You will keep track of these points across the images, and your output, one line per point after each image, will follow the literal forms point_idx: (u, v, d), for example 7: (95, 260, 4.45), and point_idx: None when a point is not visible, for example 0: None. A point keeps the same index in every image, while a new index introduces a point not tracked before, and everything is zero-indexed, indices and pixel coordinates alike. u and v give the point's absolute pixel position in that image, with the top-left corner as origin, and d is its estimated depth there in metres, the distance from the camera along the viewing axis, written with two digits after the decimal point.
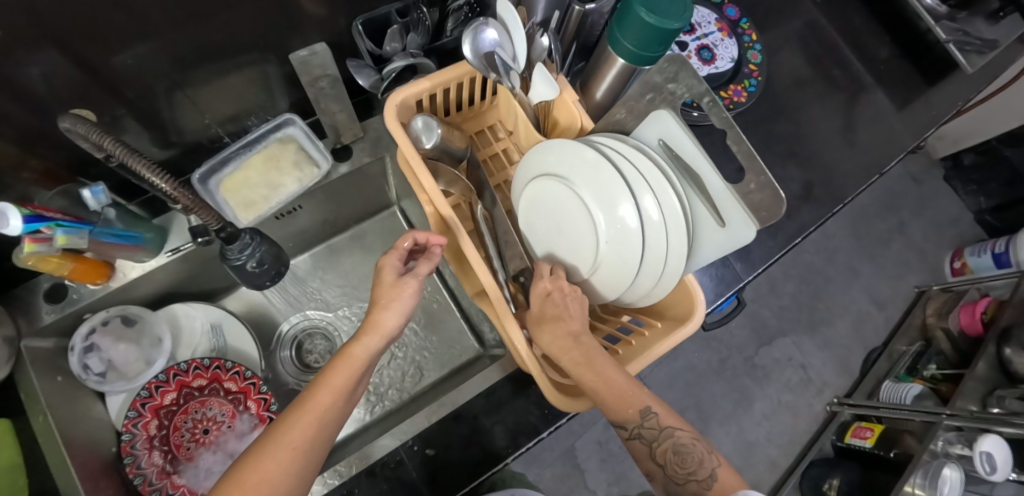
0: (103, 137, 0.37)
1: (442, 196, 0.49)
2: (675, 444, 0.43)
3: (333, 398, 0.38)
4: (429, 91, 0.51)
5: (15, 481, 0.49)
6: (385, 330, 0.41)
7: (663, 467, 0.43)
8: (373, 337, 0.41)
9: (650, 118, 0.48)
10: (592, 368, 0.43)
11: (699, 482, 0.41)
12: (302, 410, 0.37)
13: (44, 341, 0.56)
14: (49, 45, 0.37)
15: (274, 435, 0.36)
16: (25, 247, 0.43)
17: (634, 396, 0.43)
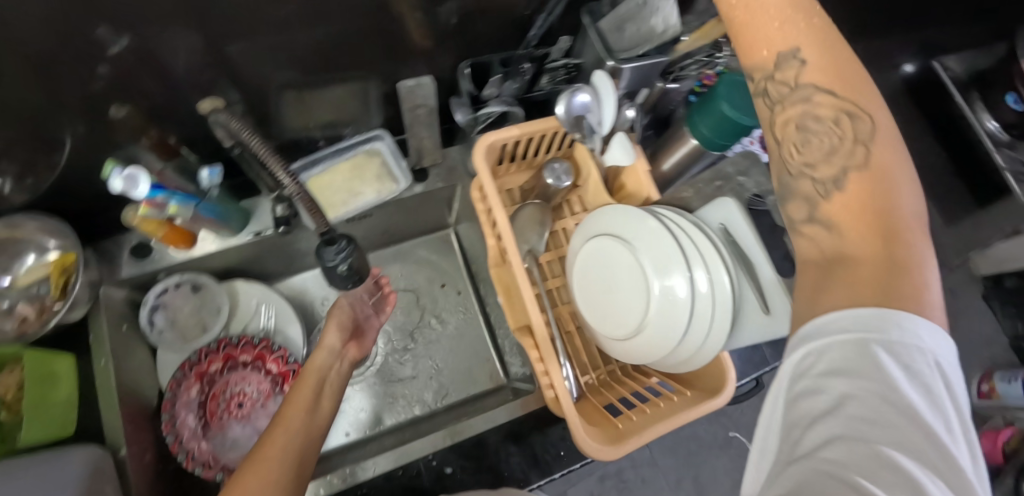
0: (248, 133, 0.45)
1: (511, 235, 0.53)
2: (805, 108, 0.32)
3: (299, 412, 0.49)
4: (516, 137, 0.56)
5: (67, 415, 0.53)
6: (327, 344, 0.57)
7: (783, 140, 0.34)
8: (319, 353, 0.56)
9: (714, 202, 0.53)
10: (777, 3, 0.33)
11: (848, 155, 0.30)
12: (279, 423, 0.47)
13: (119, 291, 0.60)
14: (199, 36, 0.43)
15: (263, 450, 0.44)
16: (141, 209, 0.49)
17: (804, 18, 0.33)
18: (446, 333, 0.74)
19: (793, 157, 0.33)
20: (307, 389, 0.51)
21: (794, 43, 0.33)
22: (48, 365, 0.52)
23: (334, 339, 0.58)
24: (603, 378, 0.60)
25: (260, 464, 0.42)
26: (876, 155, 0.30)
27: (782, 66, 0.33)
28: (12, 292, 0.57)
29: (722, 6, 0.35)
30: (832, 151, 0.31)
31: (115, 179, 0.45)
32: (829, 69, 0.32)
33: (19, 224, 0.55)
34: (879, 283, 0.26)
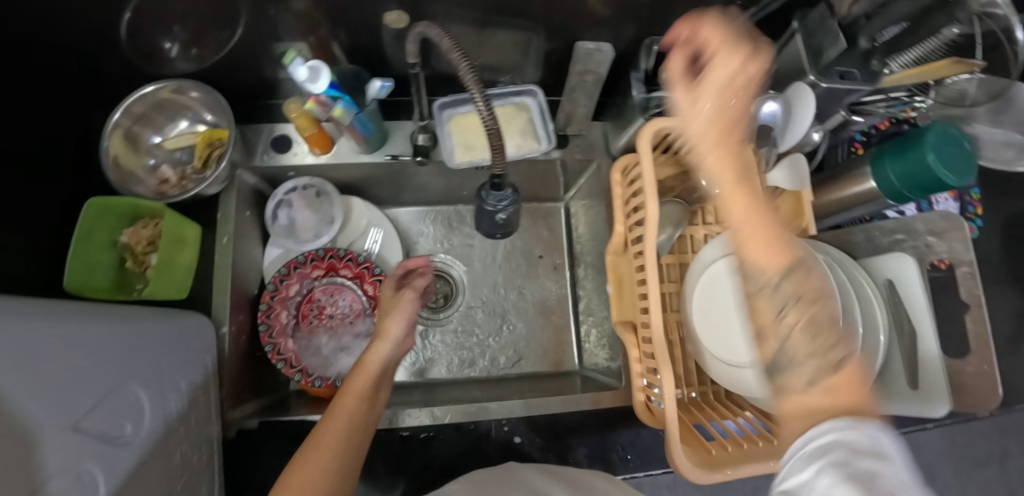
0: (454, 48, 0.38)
1: (656, 229, 0.50)
2: (814, 297, 0.29)
3: (355, 400, 0.48)
4: (684, 129, 0.52)
5: (185, 280, 0.55)
6: (392, 335, 0.53)
7: (791, 326, 0.29)
8: (383, 342, 0.53)
9: (887, 256, 0.48)
10: (751, 205, 0.32)
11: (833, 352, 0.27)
12: (334, 412, 0.46)
13: (250, 177, 0.62)
14: None
15: (320, 437, 0.43)
16: (308, 103, 0.50)
17: (774, 238, 0.31)
18: (531, 305, 0.73)
19: (802, 343, 0.28)
20: (362, 376, 0.50)
21: (791, 253, 0.30)
22: (179, 230, 0.54)
23: (397, 329, 0.54)
24: (693, 396, 0.58)
25: (322, 449, 0.42)
26: (850, 374, 0.27)
27: (794, 274, 0.30)
28: (158, 151, 0.60)
29: (721, 207, 0.33)
30: (801, 302, 0.29)
31: (299, 67, 0.46)
32: (761, 313, 0.30)
33: (184, 91, 0.57)
34: (839, 393, 0.26)
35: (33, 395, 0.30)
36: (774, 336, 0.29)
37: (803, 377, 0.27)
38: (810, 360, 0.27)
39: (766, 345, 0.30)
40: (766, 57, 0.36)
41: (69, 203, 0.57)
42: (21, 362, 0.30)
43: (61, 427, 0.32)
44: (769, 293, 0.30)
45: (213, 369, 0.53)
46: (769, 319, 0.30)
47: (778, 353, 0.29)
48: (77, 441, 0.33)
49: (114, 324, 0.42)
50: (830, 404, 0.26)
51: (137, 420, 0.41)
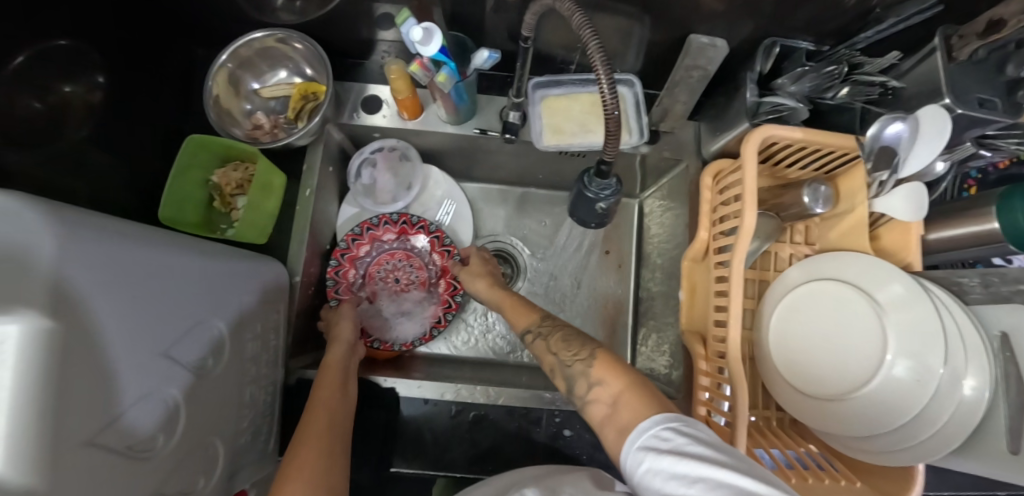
0: (584, 22, 0.36)
1: (748, 241, 0.48)
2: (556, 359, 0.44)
3: (330, 395, 0.46)
4: (793, 141, 0.50)
5: (266, 225, 0.57)
6: (343, 338, 0.55)
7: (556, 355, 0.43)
8: (337, 345, 0.54)
9: (1009, 306, 0.44)
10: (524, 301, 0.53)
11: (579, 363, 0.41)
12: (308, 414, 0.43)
13: (337, 134, 0.63)
14: None
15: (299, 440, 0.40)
16: (412, 66, 0.49)
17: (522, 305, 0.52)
18: (589, 300, 0.72)
19: (564, 356, 0.42)
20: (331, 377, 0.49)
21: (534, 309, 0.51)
22: (268, 176, 0.55)
23: (348, 332, 0.56)
24: (755, 420, 0.56)
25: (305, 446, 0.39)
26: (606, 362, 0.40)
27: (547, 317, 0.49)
28: (256, 98, 0.61)
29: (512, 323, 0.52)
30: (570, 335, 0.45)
31: (415, 27, 0.45)
32: (546, 356, 0.45)
33: (289, 43, 0.57)
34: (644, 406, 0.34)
35: (125, 325, 0.31)
36: (558, 373, 0.43)
37: (586, 384, 0.39)
38: (573, 362, 0.42)
39: (556, 383, 0.43)
40: (769, 129, 0.48)
41: (171, 137, 0.59)
42: (120, 292, 0.30)
43: (147, 357, 0.33)
44: (541, 339, 0.46)
45: (283, 316, 0.55)
46: (550, 357, 0.44)
47: (563, 378, 0.42)
48: (159, 371, 0.34)
49: (207, 257, 0.43)
50: (615, 392, 0.37)
51: (217, 353, 0.42)
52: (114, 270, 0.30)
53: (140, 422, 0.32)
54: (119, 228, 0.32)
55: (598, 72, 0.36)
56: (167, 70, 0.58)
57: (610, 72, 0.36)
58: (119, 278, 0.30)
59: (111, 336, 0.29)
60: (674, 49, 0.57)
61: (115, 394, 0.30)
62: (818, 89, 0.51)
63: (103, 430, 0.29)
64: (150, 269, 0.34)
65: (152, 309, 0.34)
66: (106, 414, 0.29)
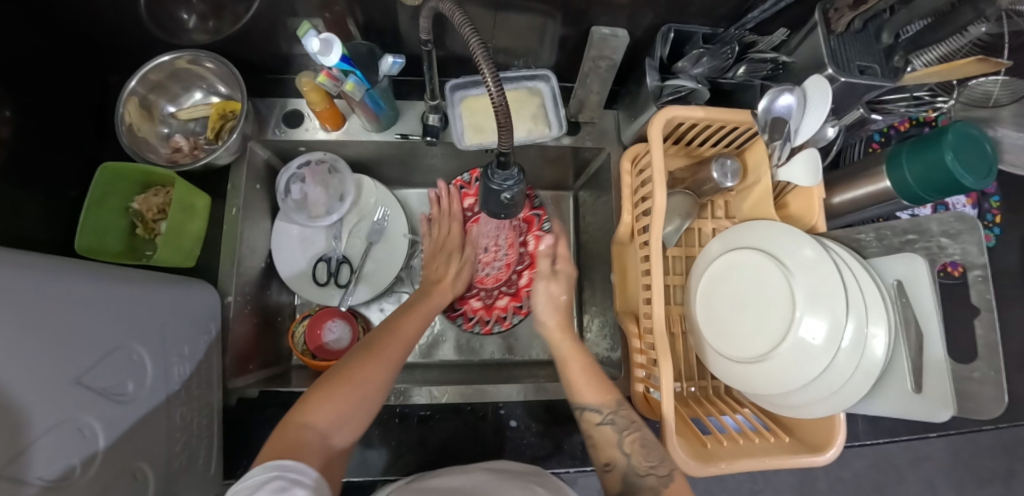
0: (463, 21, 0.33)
1: (662, 219, 0.50)
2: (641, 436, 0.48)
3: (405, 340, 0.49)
4: (696, 120, 0.52)
5: (193, 249, 0.56)
6: (449, 287, 0.60)
7: (629, 455, 0.47)
8: (440, 293, 0.59)
9: (898, 256, 0.47)
10: (575, 363, 0.53)
11: (659, 476, 0.45)
12: (386, 337, 0.48)
13: (261, 151, 0.63)
14: None
15: (349, 370, 0.43)
16: (320, 77, 0.50)
17: (605, 385, 0.51)
18: None
19: (639, 464, 0.46)
20: (411, 323, 0.51)
21: (613, 395, 0.51)
22: (190, 198, 0.55)
23: (455, 283, 0.61)
24: (692, 391, 0.58)
25: (348, 384, 0.42)
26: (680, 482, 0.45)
27: (618, 406, 0.50)
28: (173, 121, 0.62)
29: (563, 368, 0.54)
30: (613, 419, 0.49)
31: (313, 38, 0.46)
32: (608, 448, 0.48)
33: (200, 62, 0.58)
34: None
35: (26, 353, 0.29)
36: (617, 469, 0.47)
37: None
38: (646, 475, 0.45)
39: (609, 475, 0.48)
40: (668, 110, 0.50)
41: (85, 166, 0.58)
42: (19, 322, 0.29)
43: (56, 387, 0.32)
44: (612, 428, 0.49)
45: (217, 338, 0.54)
46: (616, 453, 0.48)
47: (621, 476, 0.47)
48: (73, 398, 0.33)
49: (124, 284, 0.42)
50: None
51: (141, 378, 0.41)
52: (9, 300, 0.29)
53: (54, 453, 0.31)
54: (9, 261, 0.31)
55: (482, 71, 0.32)
56: (77, 99, 0.56)
57: (495, 70, 0.31)
58: (13, 307, 0.29)
59: (10, 366, 0.28)
60: (583, 42, 0.59)
61: (17, 432, 0.28)
62: (716, 69, 0.54)
63: (14, 460, 0.28)
64: (51, 298, 0.33)
65: (57, 340, 0.33)
66: (14, 445, 0.28)
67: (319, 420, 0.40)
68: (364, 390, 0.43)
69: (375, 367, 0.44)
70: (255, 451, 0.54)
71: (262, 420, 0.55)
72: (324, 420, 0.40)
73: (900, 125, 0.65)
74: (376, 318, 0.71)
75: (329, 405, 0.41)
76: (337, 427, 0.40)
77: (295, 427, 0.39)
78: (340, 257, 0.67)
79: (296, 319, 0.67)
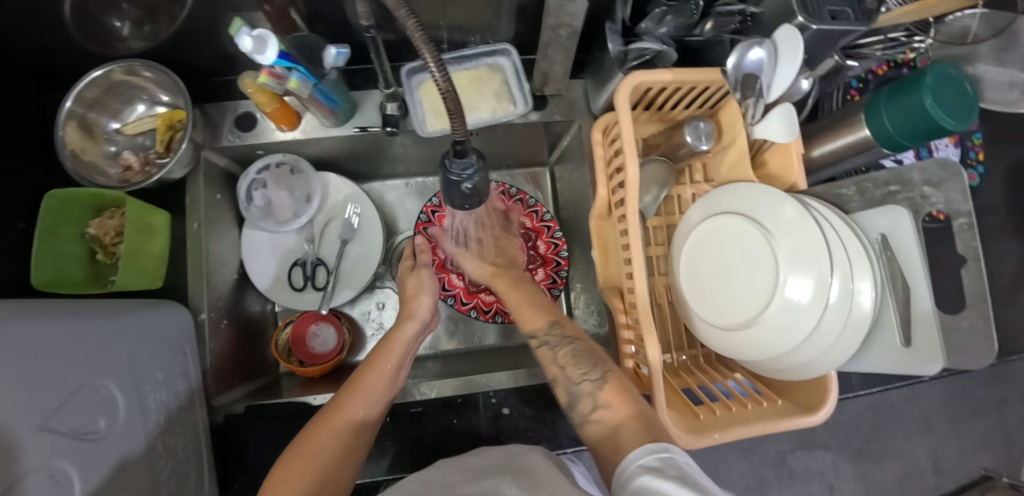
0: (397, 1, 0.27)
1: (636, 191, 0.48)
2: (572, 347, 0.48)
3: (369, 389, 0.46)
4: (665, 83, 0.49)
5: (158, 269, 0.54)
6: (418, 316, 0.55)
7: (562, 368, 0.47)
8: (409, 323, 0.54)
9: (881, 209, 0.46)
10: (519, 292, 0.56)
11: (591, 377, 0.44)
12: (356, 384, 0.46)
13: (217, 159, 0.60)
14: None
15: (302, 447, 0.40)
16: (262, 77, 0.47)
17: (542, 308, 0.54)
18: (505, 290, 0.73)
19: (573, 372, 0.46)
20: (375, 374, 0.48)
21: (552, 316, 0.52)
22: (147, 218, 0.52)
23: (424, 311, 0.56)
24: (683, 360, 0.57)
25: (304, 461, 0.39)
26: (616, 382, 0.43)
27: (556, 327, 0.51)
28: (118, 137, 0.59)
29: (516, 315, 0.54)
30: (580, 359, 0.47)
31: (246, 36, 0.42)
32: (548, 366, 0.49)
33: (137, 72, 0.54)
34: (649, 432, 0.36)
35: None
36: (563, 387, 0.46)
37: (590, 406, 0.43)
38: (581, 382, 0.44)
39: (558, 393, 0.47)
40: (635, 76, 0.48)
41: (32, 195, 0.55)
42: None
43: (15, 436, 0.30)
44: (548, 348, 0.49)
45: (194, 358, 0.53)
46: (553, 369, 0.48)
47: (564, 390, 0.46)
48: (38, 447, 0.32)
49: (82, 320, 0.40)
50: (619, 419, 0.39)
51: (113, 413, 0.39)
52: None
53: None
54: None
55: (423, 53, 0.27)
56: (11, 124, 0.53)
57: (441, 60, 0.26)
58: None
59: None
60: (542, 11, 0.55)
61: None
62: (682, 28, 0.51)
63: None
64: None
65: (11, 388, 0.31)
66: None
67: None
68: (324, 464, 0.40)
69: (325, 438, 0.41)
70: (246, 467, 0.53)
71: (252, 434, 0.54)
72: None
73: (878, 69, 0.63)
74: (359, 317, 0.69)
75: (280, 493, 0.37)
76: None
77: None
78: (314, 259, 0.66)
79: (278, 327, 0.66)
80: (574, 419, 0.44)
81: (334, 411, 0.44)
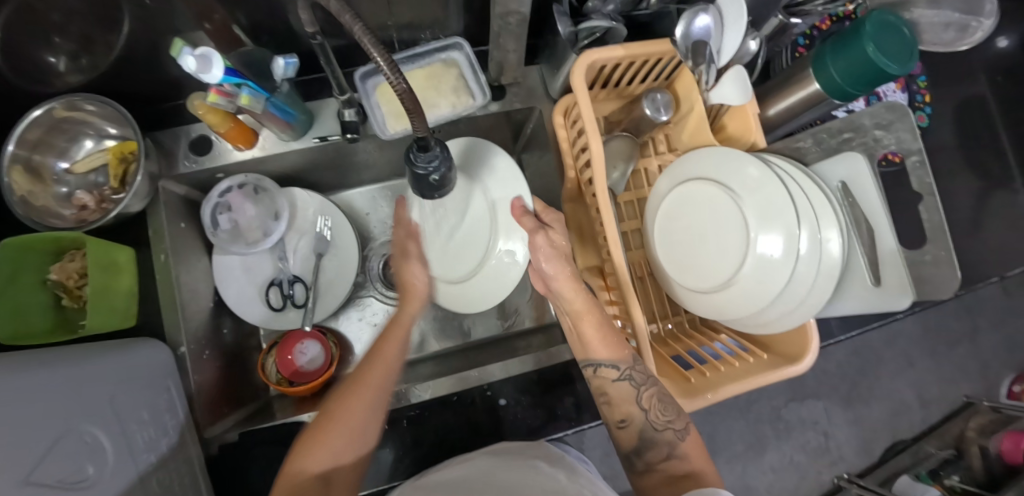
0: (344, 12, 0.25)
1: (602, 168, 0.48)
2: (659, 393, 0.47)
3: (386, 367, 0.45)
4: (618, 59, 0.50)
5: (129, 306, 0.52)
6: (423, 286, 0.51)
7: (644, 409, 0.47)
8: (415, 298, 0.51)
9: (838, 157, 0.47)
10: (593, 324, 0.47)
11: (675, 430, 0.47)
12: (376, 350, 0.46)
13: (178, 187, 0.58)
14: None
15: (324, 421, 0.41)
16: (211, 95, 0.46)
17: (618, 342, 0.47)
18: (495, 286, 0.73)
19: (656, 419, 0.47)
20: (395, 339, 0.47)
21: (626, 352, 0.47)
22: (112, 256, 0.51)
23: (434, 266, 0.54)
24: (669, 328, 0.58)
25: (325, 436, 0.40)
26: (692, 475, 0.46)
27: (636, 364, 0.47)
28: (69, 178, 0.56)
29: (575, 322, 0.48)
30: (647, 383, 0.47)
31: (188, 56, 0.40)
32: (625, 405, 0.48)
33: (79, 107, 0.52)
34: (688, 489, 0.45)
35: None
36: (636, 426, 0.48)
37: (662, 454, 0.48)
38: (665, 431, 0.47)
39: (623, 433, 0.49)
40: (588, 55, 0.47)
41: None
42: None
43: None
44: (631, 385, 0.47)
45: (179, 393, 0.51)
46: (632, 409, 0.48)
47: (638, 431, 0.48)
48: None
49: (54, 371, 0.39)
50: (689, 469, 0.47)
51: (101, 461, 0.38)
52: None
53: None
54: None
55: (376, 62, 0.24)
56: None
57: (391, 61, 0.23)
58: None
59: None
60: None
61: None
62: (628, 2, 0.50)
63: None
64: None
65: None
66: None
67: (316, 464, 0.40)
68: (347, 439, 0.41)
69: (344, 414, 0.41)
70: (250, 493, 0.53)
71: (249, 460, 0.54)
72: (320, 463, 0.40)
73: (818, 25, 0.65)
74: (346, 328, 0.69)
75: (319, 450, 0.40)
76: (334, 469, 0.41)
77: (293, 472, 0.39)
78: (290, 277, 0.64)
79: (263, 350, 0.64)
80: (639, 460, 0.48)
81: (349, 394, 0.42)
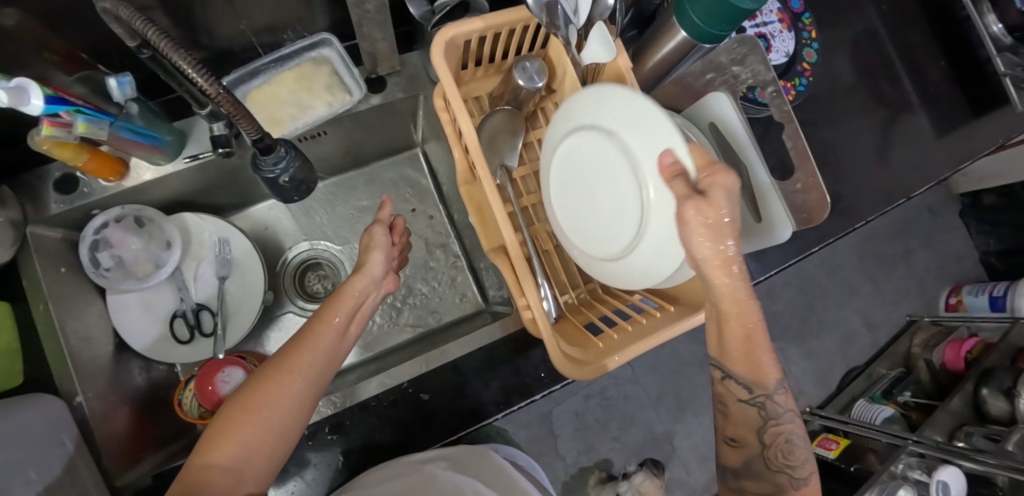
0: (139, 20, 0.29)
1: (478, 147, 0.46)
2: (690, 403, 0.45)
3: (317, 351, 0.41)
4: (479, 32, 0.47)
5: (11, 366, 0.48)
6: (370, 271, 0.45)
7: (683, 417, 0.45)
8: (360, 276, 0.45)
9: (705, 99, 0.47)
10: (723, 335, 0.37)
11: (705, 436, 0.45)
12: (306, 337, 0.41)
13: (51, 231, 0.55)
14: None
15: (239, 407, 0.37)
16: (42, 128, 0.42)
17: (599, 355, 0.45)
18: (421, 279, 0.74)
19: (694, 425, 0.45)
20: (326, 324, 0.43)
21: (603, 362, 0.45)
22: None
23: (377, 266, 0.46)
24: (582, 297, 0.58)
25: (239, 424, 0.36)
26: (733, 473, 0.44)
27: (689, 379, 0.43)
28: None
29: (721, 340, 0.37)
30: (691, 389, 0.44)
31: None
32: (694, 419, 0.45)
33: None
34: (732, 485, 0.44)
35: None
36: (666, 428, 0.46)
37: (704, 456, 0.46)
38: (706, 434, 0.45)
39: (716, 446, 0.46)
40: (447, 32, 0.45)
41: None
42: None
43: None
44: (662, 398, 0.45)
45: (80, 447, 0.48)
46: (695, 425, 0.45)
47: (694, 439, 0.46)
48: None
49: None
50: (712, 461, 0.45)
51: None
52: None
53: None
54: None
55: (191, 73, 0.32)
56: None
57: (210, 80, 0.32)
58: None
59: None
60: None
61: None
62: None
63: None
64: None
65: None
66: None
67: (228, 458, 0.36)
68: (268, 428, 0.37)
69: (268, 399, 0.37)
70: None
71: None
72: (230, 457, 0.36)
73: None
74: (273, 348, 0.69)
75: (231, 441, 0.36)
76: (243, 463, 0.36)
77: (195, 471, 0.35)
78: (195, 305, 0.63)
79: (182, 384, 0.61)
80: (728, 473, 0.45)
81: (274, 379, 0.38)
